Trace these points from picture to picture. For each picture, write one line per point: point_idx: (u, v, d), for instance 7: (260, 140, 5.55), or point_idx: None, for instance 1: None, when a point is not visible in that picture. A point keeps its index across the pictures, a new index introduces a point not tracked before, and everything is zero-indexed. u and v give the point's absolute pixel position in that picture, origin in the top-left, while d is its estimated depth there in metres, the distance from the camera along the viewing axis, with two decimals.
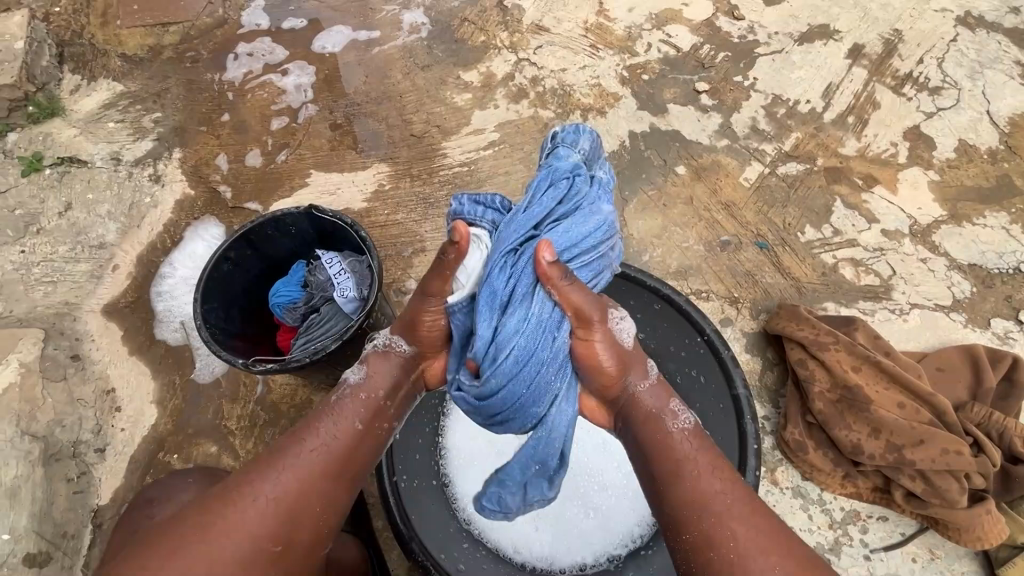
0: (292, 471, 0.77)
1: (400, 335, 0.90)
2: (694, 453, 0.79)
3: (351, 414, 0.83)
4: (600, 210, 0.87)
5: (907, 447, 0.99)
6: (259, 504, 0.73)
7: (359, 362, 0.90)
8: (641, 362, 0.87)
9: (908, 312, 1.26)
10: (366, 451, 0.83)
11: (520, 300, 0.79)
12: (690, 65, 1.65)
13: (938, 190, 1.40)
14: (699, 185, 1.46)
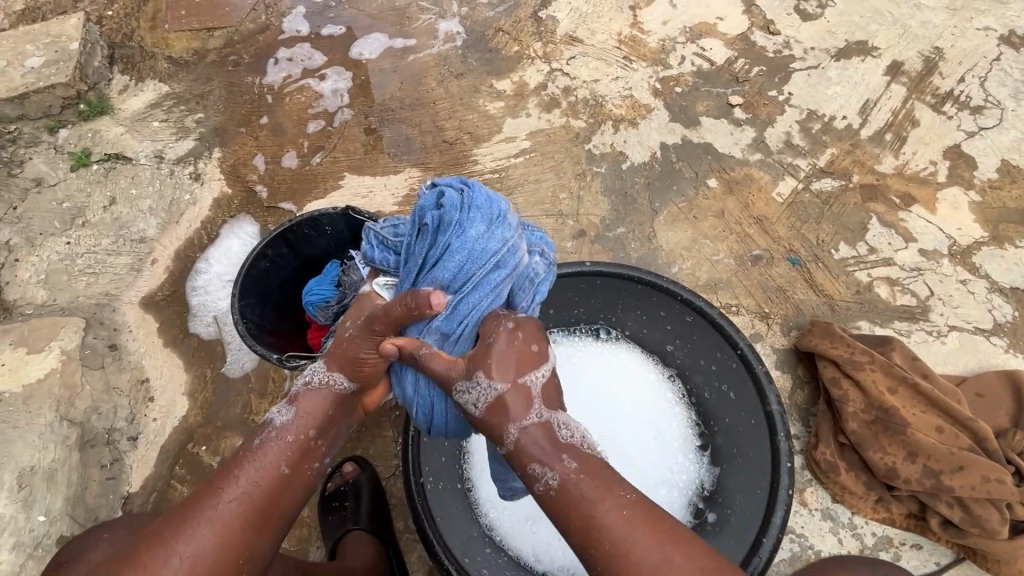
0: (213, 524, 0.77)
1: (324, 369, 0.92)
2: (604, 500, 0.72)
3: (276, 458, 0.84)
4: (453, 242, 0.88)
5: (945, 472, 0.96)
6: (184, 561, 0.74)
7: (283, 401, 0.90)
8: (518, 400, 0.79)
9: (946, 334, 1.23)
10: (291, 493, 0.84)
11: (409, 363, 0.92)
12: (724, 79, 1.65)
13: (979, 211, 1.36)
14: (730, 198, 1.45)
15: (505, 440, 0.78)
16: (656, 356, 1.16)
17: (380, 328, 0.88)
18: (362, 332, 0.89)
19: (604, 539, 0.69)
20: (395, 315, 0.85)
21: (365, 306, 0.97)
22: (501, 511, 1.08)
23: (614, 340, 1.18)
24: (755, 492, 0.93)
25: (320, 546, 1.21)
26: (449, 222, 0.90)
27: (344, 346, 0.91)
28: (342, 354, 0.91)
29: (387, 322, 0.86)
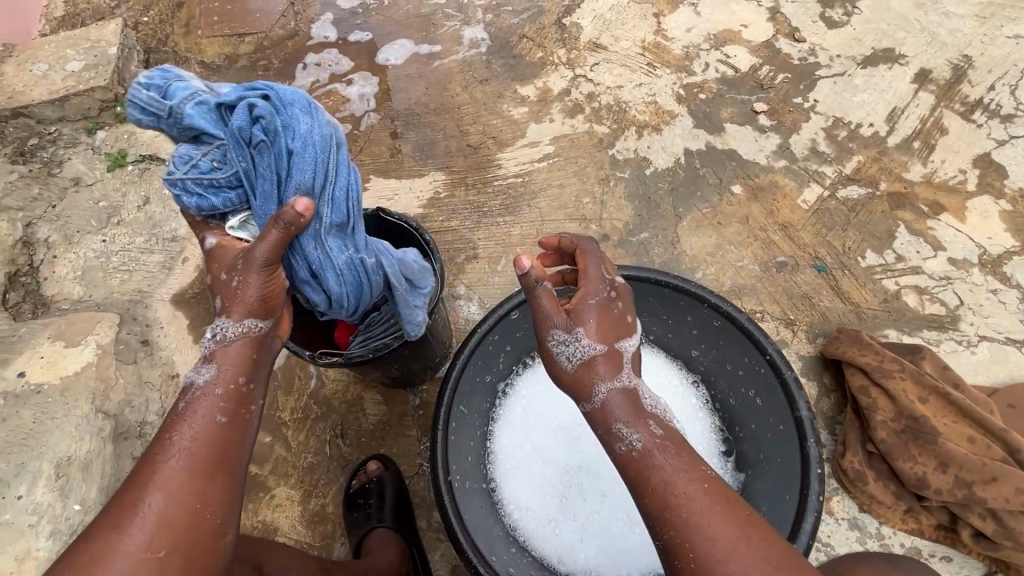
0: (159, 491, 0.68)
1: (228, 319, 0.76)
2: (680, 476, 0.73)
3: (207, 414, 0.73)
4: (304, 135, 0.83)
5: (977, 483, 0.94)
6: (139, 535, 0.65)
7: (200, 360, 0.77)
8: (619, 368, 0.83)
9: (976, 344, 1.21)
10: (235, 441, 0.74)
11: (323, 264, 0.86)
12: (748, 86, 1.65)
13: (1010, 220, 1.35)
14: (755, 205, 1.45)
15: (591, 399, 0.82)
16: (685, 362, 1.16)
17: (263, 260, 0.76)
18: (247, 273, 0.76)
19: (674, 512, 0.71)
20: (277, 241, 0.76)
21: (226, 253, 0.83)
22: (525, 511, 1.09)
23: (642, 344, 1.19)
24: (784, 498, 0.91)
25: (344, 542, 1.22)
26: (275, 129, 0.82)
27: (237, 296, 0.76)
28: (235, 305, 0.76)
29: (268, 252, 0.76)
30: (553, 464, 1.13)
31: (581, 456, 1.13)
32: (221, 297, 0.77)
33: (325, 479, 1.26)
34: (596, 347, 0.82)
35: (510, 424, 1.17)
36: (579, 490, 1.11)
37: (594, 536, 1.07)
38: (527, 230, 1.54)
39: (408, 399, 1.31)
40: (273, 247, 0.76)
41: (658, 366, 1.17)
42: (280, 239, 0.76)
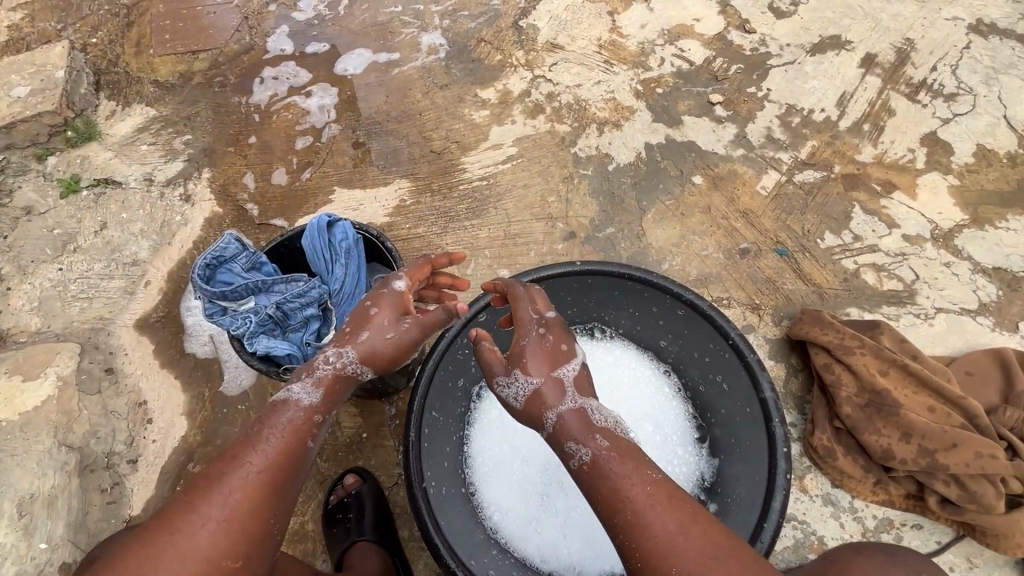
0: (237, 491, 0.79)
1: (354, 359, 0.94)
2: (629, 481, 0.76)
3: (291, 429, 0.86)
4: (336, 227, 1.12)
5: (939, 451, 0.97)
6: (224, 508, 0.77)
7: (309, 380, 0.91)
8: (560, 390, 0.87)
9: (933, 316, 1.25)
10: (303, 458, 0.86)
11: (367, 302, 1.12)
12: (703, 78, 1.68)
13: (958, 194, 1.39)
14: (716, 194, 1.48)
15: (545, 430, 0.86)
16: (655, 352, 1.17)
17: (416, 333, 0.97)
18: (406, 335, 0.96)
19: (621, 516, 0.74)
20: (440, 322, 0.98)
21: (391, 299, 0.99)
22: (505, 511, 1.09)
23: (613, 338, 1.20)
24: (754, 480, 0.93)
25: (326, 559, 1.21)
26: (320, 225, 1.09)
27: (386, 344, 0.96)
28: (373, 349, 0.95)
29: (425, 331, 0.98)
30: (531, 462, 1.13)
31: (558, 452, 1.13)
32: (373, 337, 0.95)
33: (304, 496, 1.25)
34: (539, 381, 0.87)
35: (487, 425, 1.17)
36: (559, 488, 1.11)
37: (574, 532, 1.07)
38: (495, 232, 1.54)
39: (384, 409, 1.30)
40: (432, 321, 0.97)
41: (629, 358, 1.18)
42: (439, 324, 0.98)
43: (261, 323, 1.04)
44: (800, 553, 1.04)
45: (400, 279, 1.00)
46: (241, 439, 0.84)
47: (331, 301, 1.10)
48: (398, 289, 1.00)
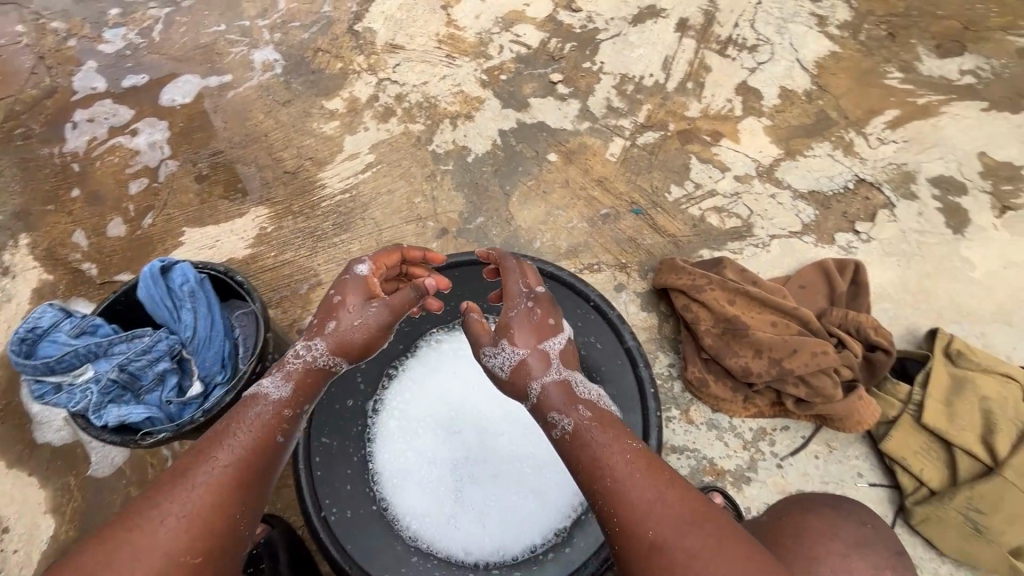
0: (201, 487, 0.77)
1: (325, 350, 0.94)
2: (609, 450, 0.79)
3: (260, 427, 0.85)
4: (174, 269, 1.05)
5: (784, 358, 1.10)
6: (189, 502, 0.76)
7: (282, 374, 0.92)
8: (545, 363, 0.91)
9: (769, 243, 1.40)
10: (269, 460, 0.84)
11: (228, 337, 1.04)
12: (542, 60, 1.75)
13: (771, 133, 1.57)
14: (571, 167, 1.56)
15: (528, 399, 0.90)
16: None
17: (386, 315, 0.97)
18: (375, 318, 0.96)
19: (600, 484, 0.77)
20: (409, 301, 0.98)
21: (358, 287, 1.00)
22: (422, 517, 1.08)
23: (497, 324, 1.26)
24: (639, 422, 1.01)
25: None
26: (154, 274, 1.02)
27: (354, 331, 0.96)
28: (341, 337, 0.95)
29: (394, 312, 0.98)
30: (438, 463, 1.14)
31: (461, 447, 1.14)
32: (341, 325, 0.96)
33: None
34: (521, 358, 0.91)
35: (389, 438, 1.15)
36: (470, 480, 1.12)
37: (493, 519, 1.08)
38: (367, 243, 1.51)
39: None
40: (401, 302, 0.97)
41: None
42: (407, 305, 0.98)
43: (105, 392, 0.95)
44: (696, 477, 1.16)
45: (363, 265, 1.03)
46: (210, 435, 0.84)
47: (186, 349, 1.01)
48: (361, 275, 1.01)
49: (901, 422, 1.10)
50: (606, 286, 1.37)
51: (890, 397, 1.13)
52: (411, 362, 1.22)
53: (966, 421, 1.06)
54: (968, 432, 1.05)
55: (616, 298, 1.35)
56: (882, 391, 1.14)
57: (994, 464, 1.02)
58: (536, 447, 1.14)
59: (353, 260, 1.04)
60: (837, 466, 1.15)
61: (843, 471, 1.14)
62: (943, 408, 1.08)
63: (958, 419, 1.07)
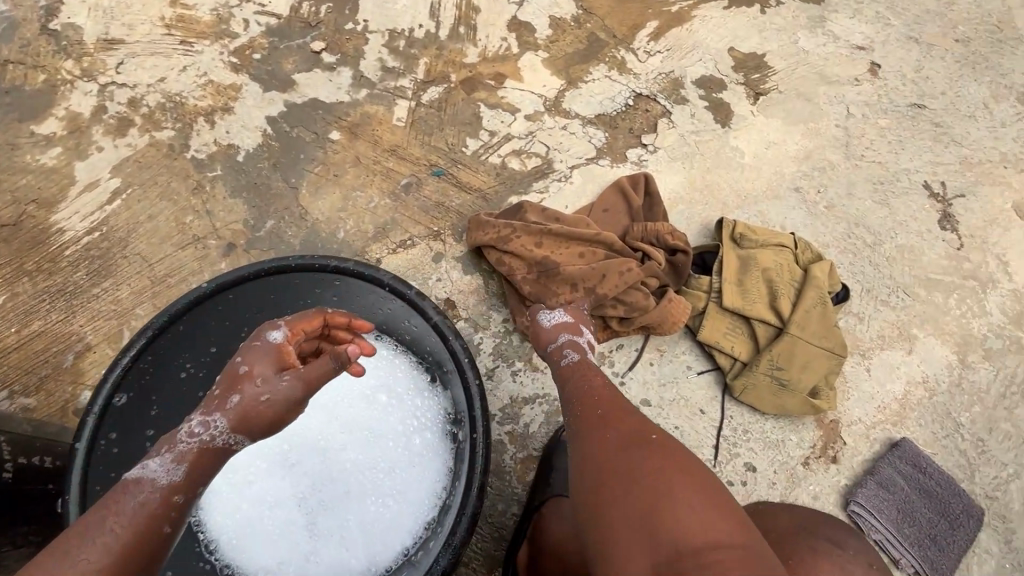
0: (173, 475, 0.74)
1: (224, 428, 0.80)
2: (596, 376, 0.95)
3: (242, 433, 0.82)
4: None
5: (598, 285, 1.12)
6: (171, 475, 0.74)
7: (190, 435, 0.79)
8: (577, 332, 1.06)
9: (570, 175, 1.42)
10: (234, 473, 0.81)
11: None
12: (297, 28, 1.55)
13: (551, 65, 1.56)
14: (358, 142, 1.42)
15: (552, 347, 1.04)
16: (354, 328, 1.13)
17: (298, 391, 0.83)
18: (284, 393, 0.82)
19: (581, 387, 0.93)
20: (329, 373, 0.84)
21: (265, 357, 0.85)
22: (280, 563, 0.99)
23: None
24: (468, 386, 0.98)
25: None
26: None
27: (262, 410, 0.82)
28: (245, 413, 0.81)
29: (310, 384, 0.84)
30: (282, 503, 1.02)
31: (303, 476, 1.04)
32: (242, 400, 0.81)
33: None
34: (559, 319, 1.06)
35: (216, 496, 1.01)
36: (324, 507, 1.03)
37: (356, 537, 1.01)
38: (139, 283, 1.26)
39: None
40: (319, 374, 0.83)
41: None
42: (323, 377, 0.83)
43: None
44: (551, 419, 1.18)
45: (277, 330, 0.88)
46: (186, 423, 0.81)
47: None
48: (274, 342, 0.87)
49: (708, 311, 1.20)
50: (423, 259, 1.30)
51: (695, 292, 1.22)
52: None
53: (756, 295, 1.19)
54: (758, 304, 1.18)
55: (436, 268, 1.29)
56: (688, 288, 1.23)
57: (782, 326, 1.17)
58: (383, 447, 1.07)
59: (268, 323, 0.89)
60: (670, 366, 1.23)
61: (675, 368, 1.22)
62: (737, 289, 1.19)
63: (749, 295, 1.19)
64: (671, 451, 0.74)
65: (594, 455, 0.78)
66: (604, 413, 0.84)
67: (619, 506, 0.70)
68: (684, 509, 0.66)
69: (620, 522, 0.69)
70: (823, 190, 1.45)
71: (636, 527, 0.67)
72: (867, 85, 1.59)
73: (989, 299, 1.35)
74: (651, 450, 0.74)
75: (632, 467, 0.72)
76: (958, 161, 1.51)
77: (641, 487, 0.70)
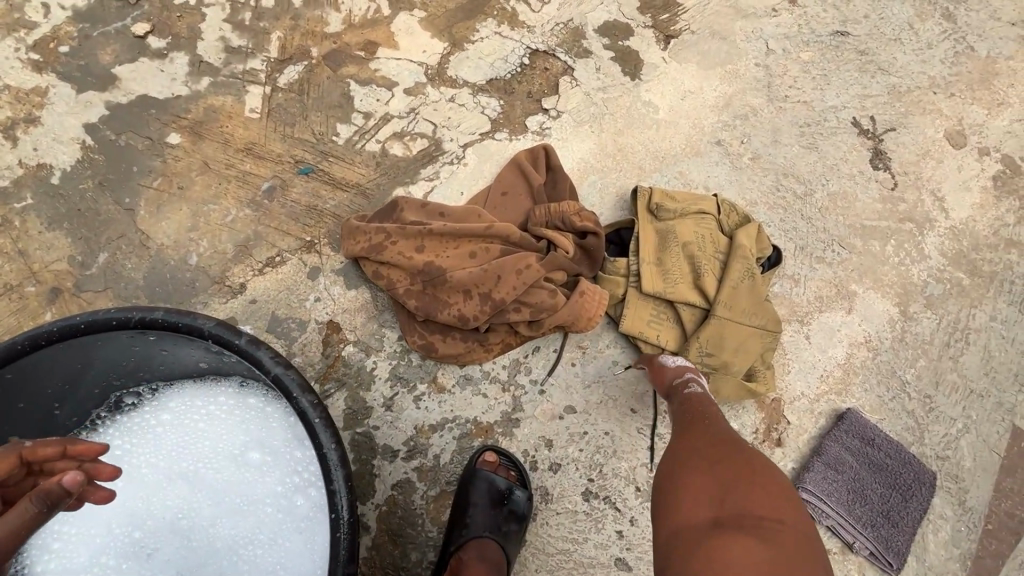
0: None
1: None
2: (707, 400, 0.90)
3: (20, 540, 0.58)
4: None
5: (493, 289, 0.95)
6: None
7: None
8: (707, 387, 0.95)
9: (464, 155, 1.22)
10: None
11: None
12: (113, 9, 1.26)
13: (430, 26, 1.33)
14: (205, 143, 1.18)
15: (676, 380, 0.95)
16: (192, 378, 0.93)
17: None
18: None
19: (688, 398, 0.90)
20: (21, 529, 0.55)
21: None
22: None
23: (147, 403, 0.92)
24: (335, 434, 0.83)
25: None
26: None
27: None
28: None
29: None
30: None
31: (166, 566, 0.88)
32: None
33: None
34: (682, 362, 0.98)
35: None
36: None
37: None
38: None
39: None
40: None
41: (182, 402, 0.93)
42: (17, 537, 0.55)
43: None
44: (464, 445, 1.03)
45: None
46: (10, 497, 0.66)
47: None
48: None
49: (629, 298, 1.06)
50: (297, 278, 1.09)
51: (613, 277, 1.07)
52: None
53: (678, 275, 1.05)
54: (681, 286, 1.04)
55: (313, 286, 1.09)
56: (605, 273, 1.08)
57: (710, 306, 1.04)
58: (257, 516, 0.90)
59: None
60: (595, 364, 1.09)
61: (600, 366, 1.08)
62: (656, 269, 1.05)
63: (670, 276, 1.04)
64: (760, 458, 0.74)
65: (685, 440, 0.79)
66: (704, 414, 0.85)
67: (696, 476, 0.71)
68: (760, 495, 0.67)
69: (694, 488, 0.70)
70: (747, 139, 1.31)
71: (709, 494, 0.68)
72: (786, 14, 1.43)
73: (927, 241, 1.25)
74: (743, 451, 0.75)
75: (721, 453, 0.74)
76: (886, 91, 1.38)
77: (723, 467, 0.71)
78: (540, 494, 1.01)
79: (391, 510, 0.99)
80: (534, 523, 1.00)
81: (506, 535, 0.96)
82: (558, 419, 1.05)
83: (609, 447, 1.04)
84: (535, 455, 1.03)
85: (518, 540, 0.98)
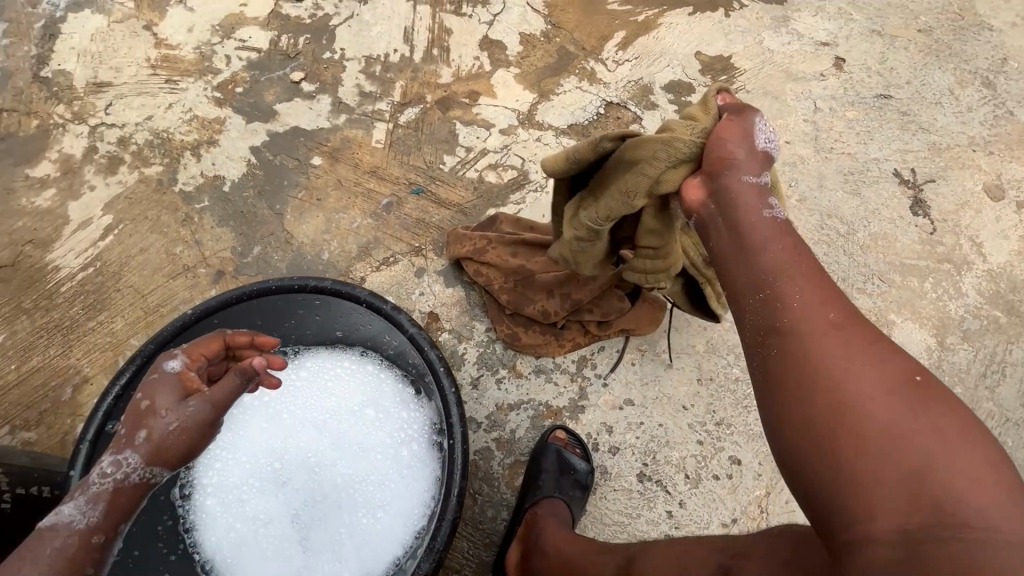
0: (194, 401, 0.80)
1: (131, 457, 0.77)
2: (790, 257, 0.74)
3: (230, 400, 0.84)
4: None
5: (573, 290, 1.15)
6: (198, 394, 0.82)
7: (115, 455, 0.77)
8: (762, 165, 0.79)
9: (546, 185, 1.46)
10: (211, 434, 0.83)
11: None
12: (277, 60, 1.61)
13: (523, 80, 1.60)
14: (340, 165, 1.47)
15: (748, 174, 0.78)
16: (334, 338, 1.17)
17: (206, 414, 0.79)
18: (191, 418, 0.79)
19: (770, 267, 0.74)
20: (234, 393, 0.80)
21: (169, 387, 0.81)
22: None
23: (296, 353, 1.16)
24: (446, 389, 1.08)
25: None
26: None
27: (168, 437, 0.78)
28: (154, 447, 0.78)
29: (219, 408, 0.80)
30: (273, 519, 1.05)
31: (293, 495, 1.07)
32: (141, 431, 0.78)
33: None
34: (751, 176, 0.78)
35: (206, 517, 1.03)
36: (314, 521, 1.05)
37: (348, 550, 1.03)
38: (133, 315, 1.30)
39: None
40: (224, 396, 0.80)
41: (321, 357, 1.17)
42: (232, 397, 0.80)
43: None
44: (536, 423, 1.20)
45: (174, 359, 0.84)
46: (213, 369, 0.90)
47: None
48: (171, 372, 0.83)
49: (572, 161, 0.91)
50: (406, 275, 1.33)
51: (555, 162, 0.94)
52: (217, 429, 1.09)
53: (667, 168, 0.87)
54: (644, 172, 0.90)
55: (419, 283, 1.32)
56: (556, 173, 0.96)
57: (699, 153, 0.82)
58: (371, 460, 1.10)
59: (165, 353, 0.85)
60: (652, 365, 1.25)
61: (656, 367, 1.25)
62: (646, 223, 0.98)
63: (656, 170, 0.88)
64: (910, 386, 0.61)
65: (830, 361, 0.64)
66: (839, 318, 0.69)
67: (871, 431, 0.59)
68: (968, 456, 0.55)
69: (874, 449, 0.58)
70: (795, 183, 1.48)
71: (909, 465, 0.56)
72: (833, 79, 1.63)
73: (965, 281, 1.37)
74: (906, 377, 0.61)
75: (885, 394, 0.61)
76: (926, 147, 1.54)
77: (906, 422, 0.58)
78: (599, 472, 1.17)
79: (472, 472, 1.17)
80: (594, 495, 1.16)
81: (571, 499, 1.12)
82: (618, 409, 1.21)
83: (662, 437, 1.19)
84: (597, 438, 1.19)
85: (580, 507, 1.13)
